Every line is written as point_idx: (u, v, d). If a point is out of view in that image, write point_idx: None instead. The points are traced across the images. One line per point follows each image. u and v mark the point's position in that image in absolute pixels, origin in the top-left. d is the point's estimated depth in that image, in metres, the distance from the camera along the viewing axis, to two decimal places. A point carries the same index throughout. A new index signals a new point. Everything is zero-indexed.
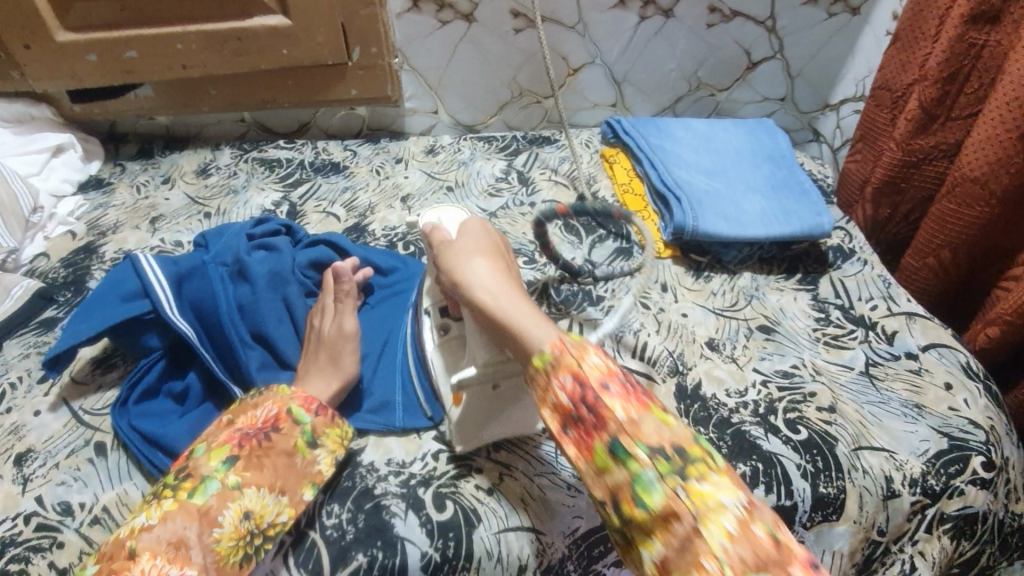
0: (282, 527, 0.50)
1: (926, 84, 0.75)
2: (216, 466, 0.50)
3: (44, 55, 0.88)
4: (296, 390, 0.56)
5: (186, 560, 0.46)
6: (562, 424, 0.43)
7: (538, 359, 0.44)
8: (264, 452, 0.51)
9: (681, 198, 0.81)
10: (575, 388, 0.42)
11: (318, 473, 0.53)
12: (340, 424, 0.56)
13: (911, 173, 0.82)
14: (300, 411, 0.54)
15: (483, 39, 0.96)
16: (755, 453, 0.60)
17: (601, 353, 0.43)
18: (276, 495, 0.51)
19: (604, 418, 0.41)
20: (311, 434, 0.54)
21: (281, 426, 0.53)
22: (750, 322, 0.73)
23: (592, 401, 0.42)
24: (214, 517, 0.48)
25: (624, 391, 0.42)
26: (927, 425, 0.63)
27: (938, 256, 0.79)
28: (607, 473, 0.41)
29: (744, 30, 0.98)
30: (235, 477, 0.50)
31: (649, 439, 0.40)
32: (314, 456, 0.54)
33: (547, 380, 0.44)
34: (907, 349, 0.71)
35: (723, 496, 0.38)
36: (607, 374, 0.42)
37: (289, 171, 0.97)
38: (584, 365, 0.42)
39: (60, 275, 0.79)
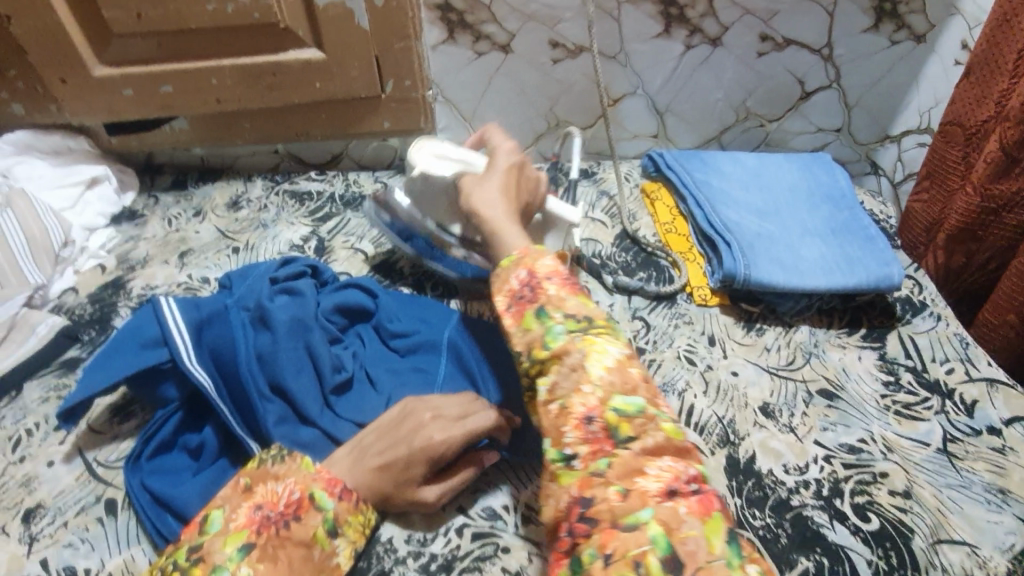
0: None
1: (1006, 125, 0.67)
2: (230, 553, 0.45)
3: (81, 90, 0.89)
4: (319, 469, 0.52)
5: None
6: (507, 304, 0.50)
7: (506, 259, 0.53)
8: (281, 543, 0.47)
9: (730, 243, 0.75)
10: (527, 278, 0.50)
11: (336, 567, 0.49)
12: (363, 510, 0.52)
13: (988, 219, 0.74)
14: (323, 496, 0.50)
15: (520, 70, 0.93)
16: (819, 545, 0.53)
17: (555, 258, 0.52)
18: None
19: (538, 295, 0.49)
20: (332, 523, 0.50)
21: (303, 515, 0.49)
22: (810, 385, 0.66)
23: (533, 286, 0.49)
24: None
25: (562, 280, 0.50)
26: (1013, 515, 0.55)
27: (1020, 313, 0.71)
28: (528, 331, 0.47)
29: (798, 59, 0.92)
30: (246, 569, 0.44)
31: (568, 309, 0.48)
32: (334, 548, 0.50)
33: (505, 273, 0.52)
34: (989, 422, 0.62)
35: (610, 344, 0.46)
36: (555, 272, 0.50)
37: (319, 205, 0.95)
38: (538, 263, 0.51)
39: (87, 312, 0.78)
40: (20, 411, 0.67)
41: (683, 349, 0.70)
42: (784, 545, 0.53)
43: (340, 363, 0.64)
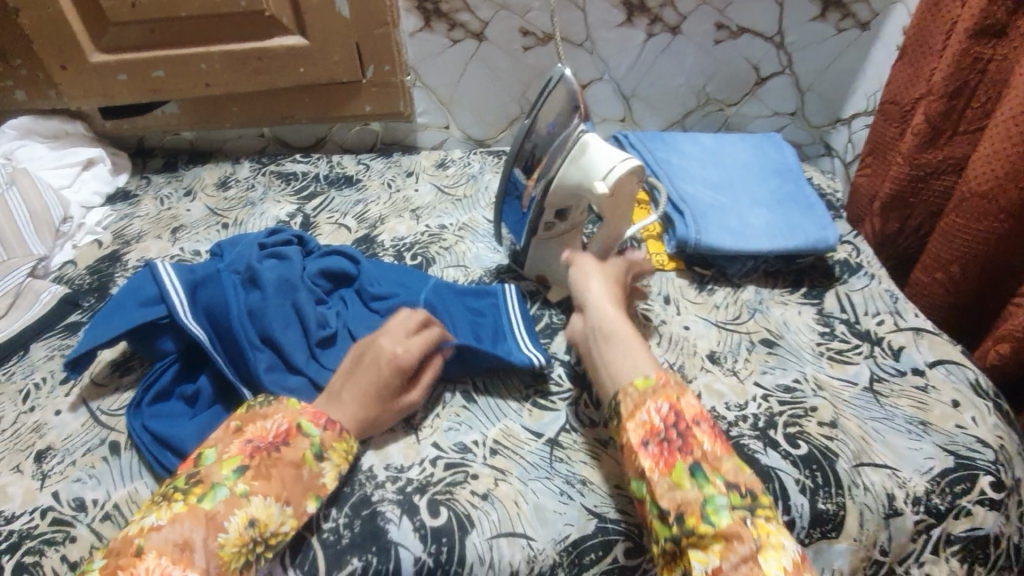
0: (284, 537, 0.52)
1: (932, 98, 0.74)
2: (226, 474, 0.52)
3: (79, 75, 0.94)
4: (306, 405, 0.58)
5: (190, 562, 0.47)
6: (645, 439, 0.52)
7: (640, 381, 0.55)
8: (273, 462, 0.53)
9: (684, 211, 0.82)
10: (670, 414, 0.53)
11: (322, 486, 0.55)
12: (347, 439, 0.57)
13: (920, 188, 0.81)
14: (309, 425, 0.56)
15: (493, 57, 0.99)
16: (753, 467, 0.59)
17: (694, 397, 0.55)
18: (281, 505, 0.52)
19: (691, 447, 0.51)
20: (318, 447, 0.55)
21: (291, 441, 0.55)
22: (753, 336, 0.73)
23: (683, 429, 0.52)
24: (220, 522, 0.49)
25: (709, 430, 0.52)
26: (932, 443, 0.61)
27: (947, 271, 0.78)
28: (681, 490, 0.49)
29: (752, 46, 0.99)
30: (243, 485, 0.51)
31: (727, 475, 0.50)
32: (320, 470, 0.55)
33: (642, 399, 0.54)
34: (914, 365, 0.69)
35: (785, 540, 0.47)
36: (698, 415, 0.53)
37: (304, 184, 1.00)
38: (682, 401, 0.53)
39: (86, 281, 0.84)
40: (28, 367, 0.72)
41: (642, 307, 0.77)
42: None
43: (326, 320, 0.70)
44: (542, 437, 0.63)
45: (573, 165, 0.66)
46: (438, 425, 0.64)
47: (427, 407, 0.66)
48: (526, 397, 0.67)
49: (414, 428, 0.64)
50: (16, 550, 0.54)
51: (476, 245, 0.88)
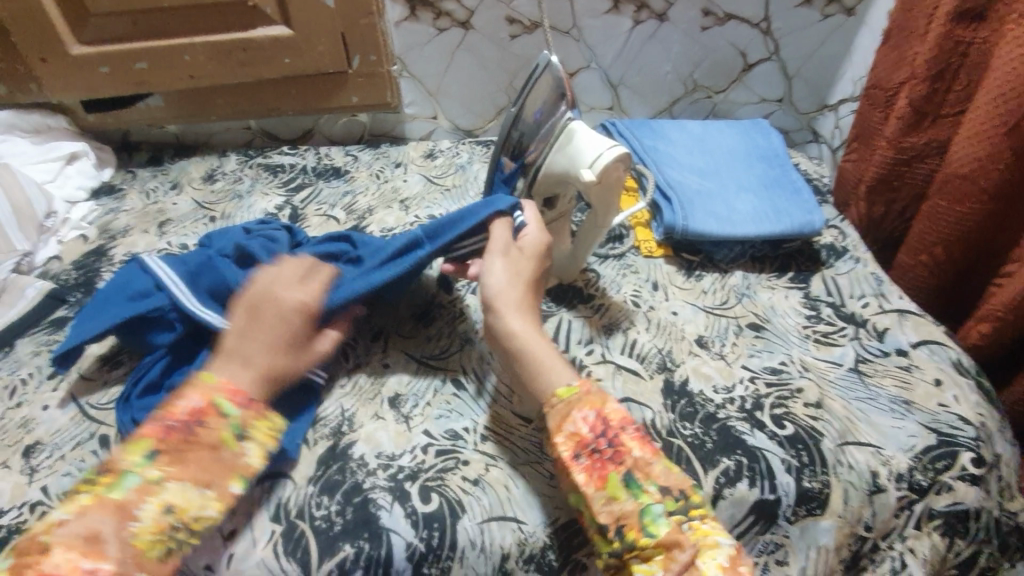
0: (209, 521, 0.48)
1: (915, 82, 0.75)
2: (136, 460, 0.47)
3: (60, 68, 0.93)
4: (220, 381, 0.52)
5: (101, 554, 0.43)
6: (576, 453, 0.51)
7: (564, 391, 0.54)
8: (188, 446, 0.49)
9: (672, 198, 0.82)
10: (597, 422, 0.52)
11: (247, 466, 0.50)
12: (269, 416, 0.52)
13: (904, 171, 0.82)
14: (226, 403, 0.51)
15: (479, 46, 0.98)
16: (740, 448, 0.60)
17: (618, 401, 0.53)
18: (202, 488, 0.48)
19: (621, 454, 0.50)
20: (238, 427, 0.50)
21: (206, 420, 0.50)
22: (740, 320, 0.74)
23: (611, 438, 0.51)
24: (132, 511, 0.45)
25: (636, 433, 0.51)
26: (915, 421, 0.62)
27: (931, 253, 0.79)
28: (616, 501, 0.49)
29: (738, 32, 0.98)
30: (156, 471, 0.47)
31: (659, 479, 0.49)
32: (243, 449, 0.50)
33: (568, 409, 0.53)
34: (898, 345, 0.70)
35: (720, 536, 0.47)
36: (625, 419, 0.52)
37: (292, 176, 1.00)
38: (606, 407, 0.52)
39: (72, 277, 0.83)
40: (14, 363, 0.72)
41: (630, 294, 0.77)
42: (709, 449, 0.60)
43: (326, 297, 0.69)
44: (532, 423, 0.63)
45: (560, 153, 0.66)
46: (429, 413, 0.64)
47: (416, 394, 0.66)
48: None
49: (404, 417, 0.64)
50: (5, 544, 0.54)
51: None
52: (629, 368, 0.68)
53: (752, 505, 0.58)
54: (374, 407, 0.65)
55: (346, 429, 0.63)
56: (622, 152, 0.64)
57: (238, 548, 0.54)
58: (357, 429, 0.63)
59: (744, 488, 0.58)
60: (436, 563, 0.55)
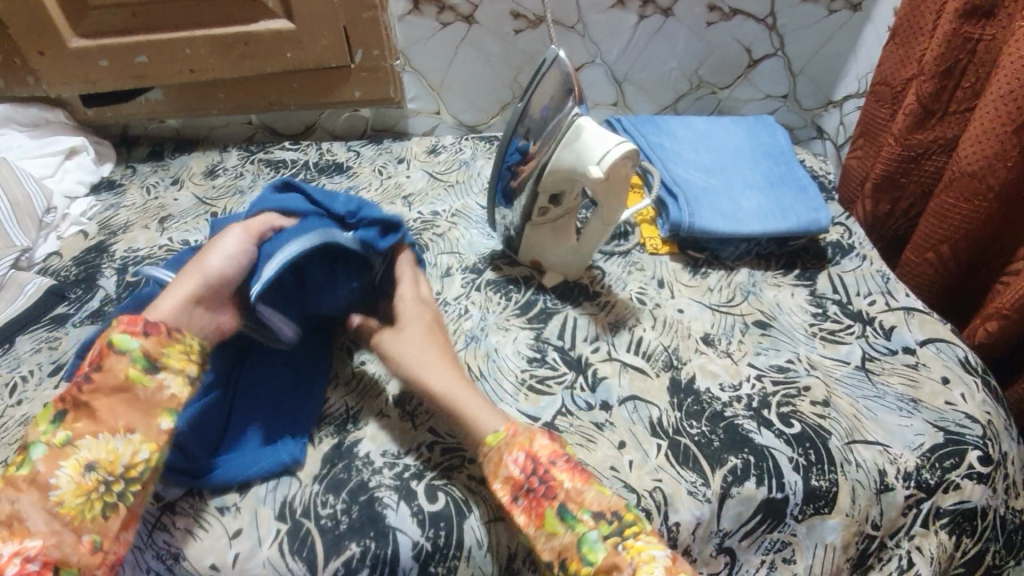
0: (145, 463, 0.51)
1: (923, 79, 0.74)
2: (44, 429, 0.50)
3: (58, 61, 0.92)
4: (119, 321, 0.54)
5: (25, 532, 0.46)
6: (513, 495, 0.52)
7: (491, 438, 0.55)
8: (91, 397, 0.51)
9: (678, 195, 0.82)
10: (527, 462, 0.53)
11: (171, 398, 0.53)
12: (179, 339, 0.54)
13: (910, 168, 0.81)
14: (123, 338, 0.52)
15: (483, 40, 0.97)
16: (747, 446, 0.60)
17: (545, 434, 0.54)
18: (124, 434, 0.50)
19: (554, 489, 0.51)
20: (144, 359, 0.52)
21: (105, 362, 0.51)
22: (746, 317, 0.73)
23: (542, 474, 0.52)
24: (46, 480, 0.48)
25: (566, 465, 0.52)
26: (922, 419, 0.62)
27: (937, 251, 0.78)
28: (555, 536, 0.50)
29: (744, 28, 0.98)
30: (65, 432, 0.50)
31: (592, 505, 0.50)
32: (160, 381, 0.52)
33: (499, 455, 0.53)
34: (904, 343, 0.69)
35: (654, 550, 0.48)
36: (553, 453, 0.53)
37: (294, 171, 0.99)
38: (533, 445, 0.53)
39: (72, 273, 0.83)
40: (15, 360, 0.71)
41: (635, 291, 0.77)
42: (716, 448, 0.60)
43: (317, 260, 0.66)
44: (539, 421, 0.63)
45: (566, 149, 0.66)
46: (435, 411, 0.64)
47: None
48: (523, 380, 0.67)
49: (409, 415, 0.63)
50: None
51: (469, 231, 0.87)
52: (635, 366, 0.68)
53: (760, 503, 0.58)
54: (379, 405, 0.64)
55: (352, 427, 0.62)
56: (630, 149, 0.64)
57: (244, 547, 0.54)
58: (362, 426, 0.62)
59: (752, 487, 0.58)
60: (442, 562, 0.54)
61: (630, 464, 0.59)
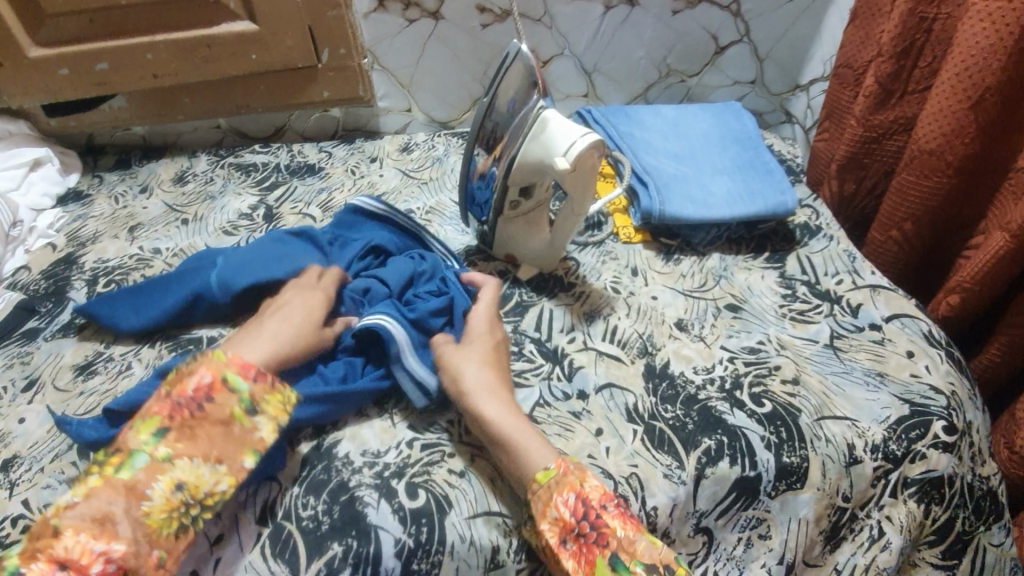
0: (221, 496, 0.50)
1: (881, 60, 0.75)
2: (145, 439, 0.50)
3: (18, 72, 0.90)
4: (231, 356, 0.55)
5: (113, 535, 0.45)
6: (562, 538, 0.52)
7: (541, 474, 0.54)
8: (197, 422, 0.51)
9: (647, 183, 0.82)
10: (577, 505, 0.52)
11: (259, 440, 0.52)
12: (281, 391, 0.55)
13: (873, 148, 0.83)
14: (237, 378, 0.53)
15: (450, 36, 0.96)
16: (720, 427, 0.61)
17: (596, 475, 0.54)
18: (213, 464, 0.51)
19: (606, 536, 0.51)
20: (249, 402, 0.53)
21: (216, 396, 0.52)
22: (718, 302, 0.75)
23: (594, 519, 0.51)
24: (142, 491, 0.47)
25: (616, 508, 0.52)
26: (888, 393, 0.64)
27: (901, 228, 0.80)
28: None
29: (709, 16, 0.98)
30: (166, 449, 0.50)
31: (644, 557, 0.50)
32: (254, 424, 0.53)
33: (549, 495, 0.53)
34: (871, 320, 0.71)
35: None
36: (604, 496, 0.53)
37: (265, 174, 0.98)
38: (585, 486, 0.53)
39: (42, 286, 0.81)
40: None
41: (610, 280, 0.78)
42: (691, 430, 0.61)
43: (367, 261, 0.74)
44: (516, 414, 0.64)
45: (534, 142, 0.66)
46: (413, 408, 0.64)
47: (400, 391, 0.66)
48: None
49: (389, 413, 0.64)
50: None
51: (444, 228, 0.86)
52: (611, 354, 0.69)
53: (734, 482, 0.59)
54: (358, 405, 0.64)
55: (331, 428, 0.62)
56: (596, 138, 0.64)
57: (226, 552, 0.54)
58: (341, 427, 0.63)
59: (725, 467, 0.59)
60: (425, 559, 0.54)
61: (606, 451, 0.60)
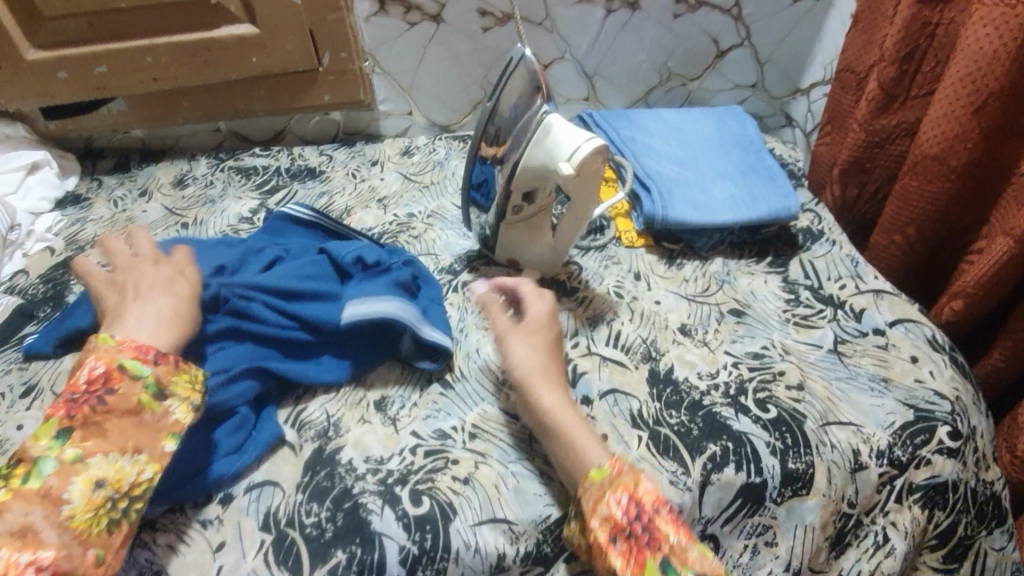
0: (148, 483, 0.50)
1: (884, 65, 0.76)
2: (48, 444, 0.48)
3: (15, 75, 0.90)
4: (122, 341, 0.53)
5: (38, 543, 0.44)
6: (612, 536, 0.50)
7: (596, 472, 0.53)
8: (104, 416, 0.50)
9: (651, 188, 0.82)
10: (631, 506, 0.51)
11: (176, 422, 0.52)
12: (187, 369, 0.54)
13: (875, 153, 0.83)
14: (135, 363, 0.52)
15: (451, 39, 0.96)
16: (725, 433, 0.61)
17: (651, 481, 0.53)
18: (132, 455, 0.50)
19: (659, 541, 0.49)
20: (156, 386, 0.52)
21: (117, 385, 0.51)
22: (722, 306, 0.74)
23: (647, 522, 0.50)
24: (59, 496, 0.46)
25: (670, 515, 0.50)
26: (894, 398, 0.64)
27: (904, 233, 0.80)
28: None
29: (710, 20, 0.98)
30: (74, 449, 0.48)
31: (696, 565, 0.48)
32: (166, 408, 0.52)
33: (601, 492, 0.52)
34: (875, 325, 0.71)
35: None
36: (659, 501, 0.51)
37: (265, 178, 0.97)
38: (640, 488, 0.52)
39: (40, 291, 0.81)
40: None
41: (613, 285, 0.78)
42: (696, 436, 0.61)
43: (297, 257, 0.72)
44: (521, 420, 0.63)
45: (537, 146, 0.66)
46: (417, 414, 0.64)
47: (403, 396, 0.65)
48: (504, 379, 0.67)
49: (391, 419, 0.63)
50: None
51: (446, 232, 0.86)
52: (615, 359, 0.69)
53: (739, 488, 0.59)
54: (361, 409, 0.64)
55: (334, 434, 0.62)
56: (600, 143, 0.64)
57: (227, 560, 0.54)
58: (344, 432, 0.62)
59: (731, 473, 0.59)
60: (430, 565, 0.54)
61: None
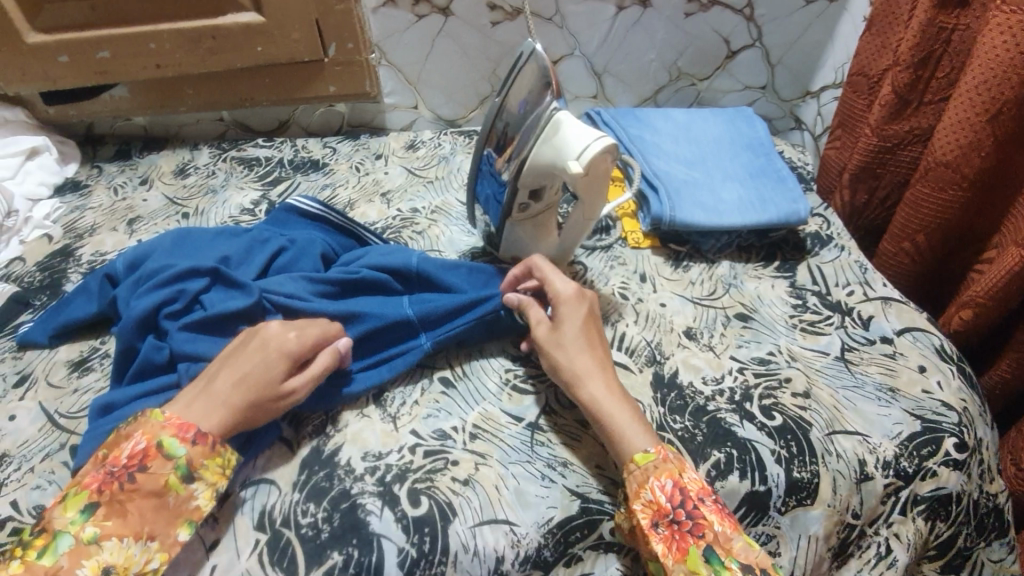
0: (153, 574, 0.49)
1: (899, 69, 0.74)
2: (72, 517, 0.49)
3: (16, 57, 0.88)
4: (168, 417, 0.53)
5: None
6: (653, 521, 0.52)
7: (642, 457, 0.54)
8: (128, 496, 0.50)
9: (658, 189, 0.81)
10: (674, 492, 0.52)
11: (196, 509, 0.52)
12: (221, 452, 0.53)
13: (886, 158, 0.82)
14: (172, 443, 0.52)
15: (460, 32, 0.94)
16: (729, 440, 0.60)
17: (695, 468, 0.54)
18: (144, 541, 0.49)
19: (703, 527, 0.50)
20: (186, 468, 0.51)
21: (149, 464, 0.51)
22: (728, 310, 0.74)
23: (691, 508, 0.51)
24: None
25: (714, 503, 0.52)
26: (900, 408, 0.63)
27: (913, 240, 0.79)
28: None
29: (722, 19, 0.97)
30: (93, 528, 0.48)
31: (739, 556, 0.49)
32: (192, 492, 0.52)
33: (646, 477, 0.53)
34: (882, 333, 0.70)
35: None
36: (703, 490, 0.52)
37: (267, 170, 0.96)
38: (685, 475, 0.52)
39: (37, 279, 0.80)
40: None
41: (618, 286, 0.77)
42: (700, 442, 0.60)
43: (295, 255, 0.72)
44: (523, 421, 0.62)
45: (546, 144, 0.64)
46: (417, 413, 0.63)
47: (403, 392, 0.65)
48: (505, 381, 0.66)
49: (392, 416, 0.62)
50: None
51: (450, 229, 0.85)
52: (619, 362, 0.68)
53: (743, 497, 0.58)
54: (360, 405, 0.63)
55: (332, 431, 0.61)
56: (610, 143, 0.63)
57: (222, 559, 0.53)
58: (342, 429, 0.61)
59: (735, 480, 0.58)
60: (428, 569, 0.54)
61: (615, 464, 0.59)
